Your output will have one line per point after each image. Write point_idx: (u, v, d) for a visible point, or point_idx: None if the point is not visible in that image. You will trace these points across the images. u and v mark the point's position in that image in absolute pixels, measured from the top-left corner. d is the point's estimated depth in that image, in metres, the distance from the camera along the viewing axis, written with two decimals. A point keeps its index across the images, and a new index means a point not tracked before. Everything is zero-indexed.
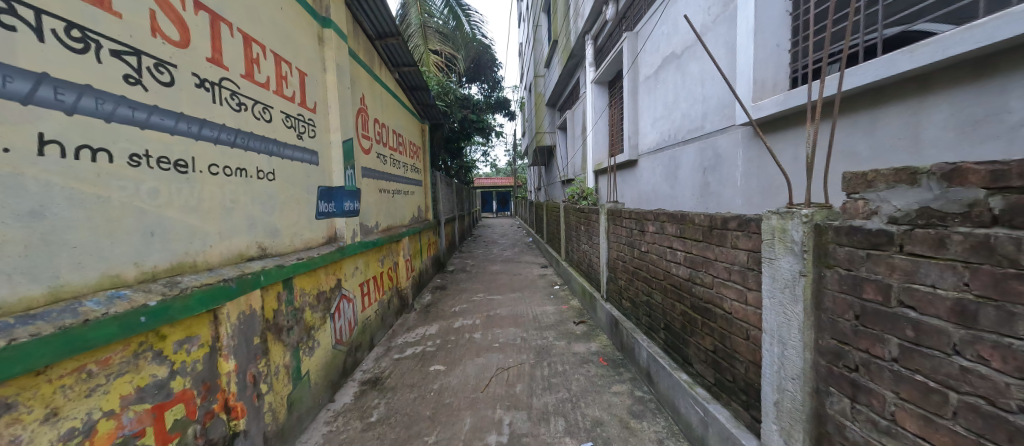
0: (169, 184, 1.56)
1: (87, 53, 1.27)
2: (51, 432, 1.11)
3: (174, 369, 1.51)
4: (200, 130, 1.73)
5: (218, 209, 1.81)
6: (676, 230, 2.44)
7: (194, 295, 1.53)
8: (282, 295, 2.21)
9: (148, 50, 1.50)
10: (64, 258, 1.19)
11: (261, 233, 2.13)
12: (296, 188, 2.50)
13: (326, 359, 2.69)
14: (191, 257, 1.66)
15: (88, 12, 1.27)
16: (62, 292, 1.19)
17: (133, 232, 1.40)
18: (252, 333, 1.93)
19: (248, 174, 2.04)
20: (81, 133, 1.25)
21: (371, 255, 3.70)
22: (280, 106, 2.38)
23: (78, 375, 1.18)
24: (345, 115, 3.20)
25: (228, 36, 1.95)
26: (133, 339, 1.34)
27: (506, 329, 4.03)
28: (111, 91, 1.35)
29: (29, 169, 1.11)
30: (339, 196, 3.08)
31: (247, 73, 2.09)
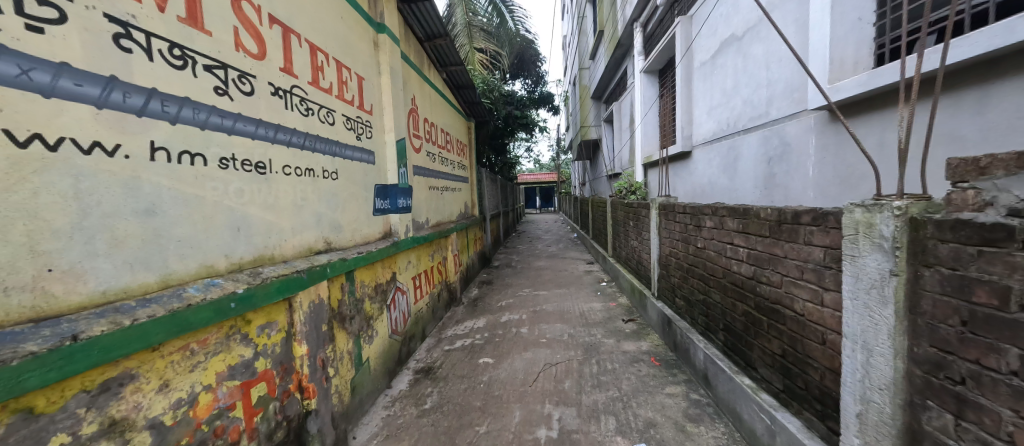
0: (251, 184, 1.72)
1: (185, 69, 1.44)
2: (164, 401, 1.28)
3: (258, 350, 1.68)
4: (275, 135, 1.89)
5: (291, 207, 1.98)
6: (738, 225, 2.29)
7: (273, 284, 1.69)
8: (345, 287, 2.37)
9: (233, 63, 1.66)
10: (171, 250, 1.36)
11: (327, 229, 2.30)
12: (356, 187, 2.67)
13: (383, 347, 2.85)
14: (269, 250, 1.83)
15: (184, 32, 1.44)
16: (170, 279, 1.36)
17: (222, 228, 1.57)
18: (321, 321, 2.10)
19: (315, 174, 2.20)
20: (182, 140, 1.41)
21: (422, 250, 3.86)
22: (342, 110, 2.54)
23: (184, 353, 1.35)
24: (398, 116, 3.35)
25: (297, 47, 2.11)
26: (225, 322, 1.51)
27: (553, 325, 4.02)
28: (205, 101, 1.52)
29: (144, 173, 1.28)
30: (394, 194, 3.24)
31: (314, 80, 2.25)
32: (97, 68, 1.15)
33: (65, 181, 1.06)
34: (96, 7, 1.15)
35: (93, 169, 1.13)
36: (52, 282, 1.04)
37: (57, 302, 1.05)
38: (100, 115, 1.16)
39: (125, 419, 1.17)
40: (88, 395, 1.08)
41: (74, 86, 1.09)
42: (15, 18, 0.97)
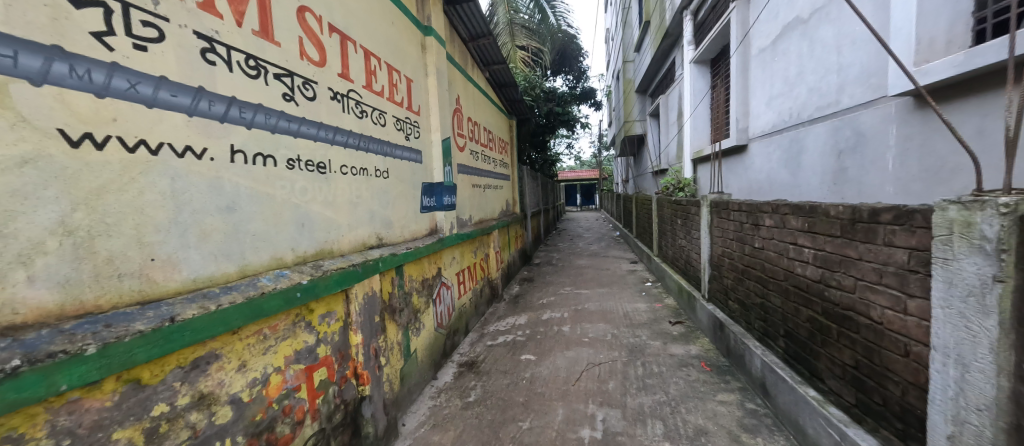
0: (313, 183, 1.86)
1: (259, 78, 1.58)
2: (242, 379, 1.42)
3: (320, 337, 1.82)
4: (334, 136, 2.02)
5: (347, 204, 2.11)
6: (802, 224, 2.12)
7: (332, 276, 1.82)
8: (395, 281, 2.49)
9: (298, 71, 1.80)
10: (247, 243, 1.50)
11: (379, 225, 2.42)
12: (404, 185, 2.78)
13: (429, 340, 2.96)
14: (329, 245, 1.96)
15: (258, 44, 1.58)
16: (247, 270, 1.51)
17: (289, 223, 1.71)
18: (374, 312, 2.22)
19: (369, 173, 2.33)
20: (256, 143, 1.55)
21: (466, 247, 3.96)
22: (392, 111, 2.65)
23: (258, 337, 1.49)
24: (444, 116, 3.45)
25: (353, 53, 2.24)
26: (292, 310, 1.65)
27: (595, 324, 3.96)
28: (275, 107, 1.65)
29: (226, 173, 1.42)
30: (439, 191, 3.34)
31: (368, 84, 2.37)
32: (188, 80, 1.30)
33: (163, 181, 1.20)
34: (187, 25, 1.29)
35: (185, 170, 1.27)
36: (154, 270, 1.18)
37: (158, 287, 1.19)
38: (191, 122, 1.30)
39: (212, 394, 1.31)
40: (183, 371, 1.22)
41: (170, 97, 1.24)
42: (125, 39, 1.12)
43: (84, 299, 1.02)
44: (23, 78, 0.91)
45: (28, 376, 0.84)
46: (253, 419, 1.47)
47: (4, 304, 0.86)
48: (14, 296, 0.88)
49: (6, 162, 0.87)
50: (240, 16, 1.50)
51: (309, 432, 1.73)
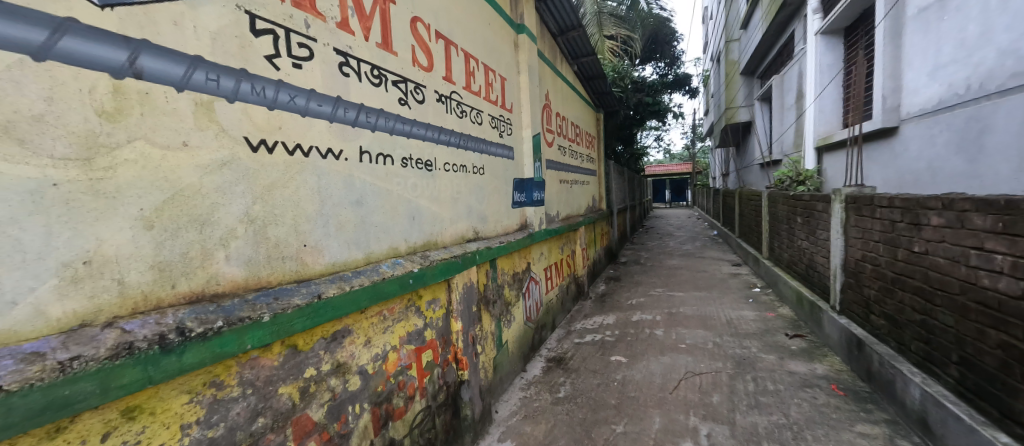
0: (422, 180, 2.02)
1: (381, 85, 1.76)
2: (367, 354, 1.61)
3: (427, 322, 1.98)
4: (439, 136, 2.17)
5: (449, 199, 2.26)
6: (992, 224, 1.67)
7: (438, 266, 1.96)
8: (490, 273, 2.60)
9: (411, 77, 1.96)
10: (372, 234, 1.70)
11: (476, 220, 2.54)
12: (498, 181, 2.88)
13: (519, 333, 3.03)
14: (435, 237, 2.12)
15: (380, 55, 1.76)
16: (372, 257, 1.70)
17: (403, 216, 1.88)
18: (471, 302, 2.34)
19: (467, 170, 2.46)
20: (378, 144, 1.73)
21: (553, 243, 3.97)
22: (488, 110, 2.76)
23: (379, 317, 1.68)
24: (534, 113, 3.49)
25: (456, 56, 2.37)
26: (405, 296, 1.82)
27: (693, 330, 3.66)
28: (393, 111, 1.83)
29: (356, 172, 1.61)
30: (529, 187, 3.39)
31: (467, 85, 2.50)
32: (330, 91, 1.50)
33: (312, 179, 1.41)
34: (329, 43, 1.49)
35: (327, 169, 1.48)
36: (306, 254, 1.40)
37: (309, 269, 1.41)
38: (331, 127, 1.50)
39: (346, 364, 1.51)
40: (326, 342, 1.42)
41: (317, 107, 1.44)
42: (287, 59, 1.33)
43: (261, 275, 1.24)
44: (222, 96, 1.13)
45: (227, 335, 1.05)
46: (375, 390, 1.65)
47: (213, 276, 1.10)
48: (218, 271, 1.11)
49: (213, 164, 1.10)
50: (367, 31, 1.69)
51: (418, 407, 1.89)
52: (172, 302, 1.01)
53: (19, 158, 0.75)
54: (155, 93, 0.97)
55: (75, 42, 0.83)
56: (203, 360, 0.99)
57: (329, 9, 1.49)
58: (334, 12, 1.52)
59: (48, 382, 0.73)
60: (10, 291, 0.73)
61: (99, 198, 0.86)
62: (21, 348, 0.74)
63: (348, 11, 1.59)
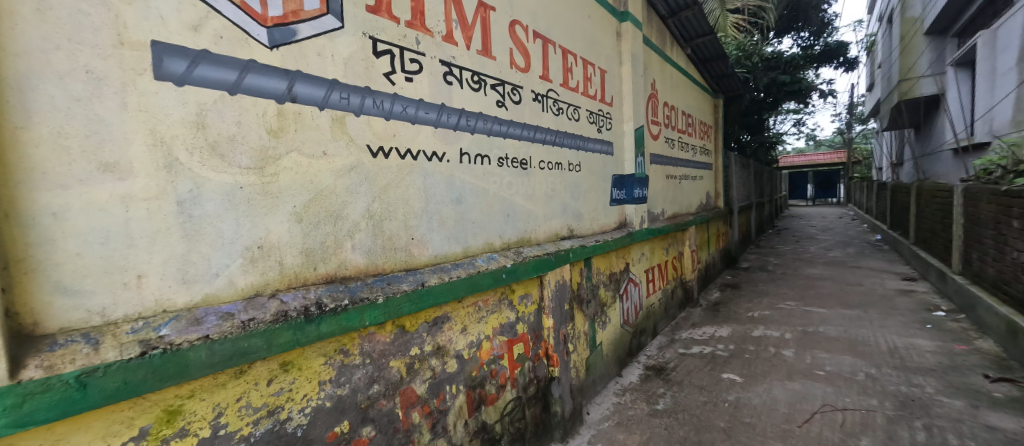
0: (517, 178, 2.08)
1: (481, 90, 1.87)
2: (463, 340, 1.74)
3: (519, 316, 2.04)
4: (534, 134, 2.20)
5: (544, 197, 2.28)
6: None
7: (530, 262, 2.01)
8: (584, 272, 2.54)
9: (508, 78, 2.03)
10: (470, 230, 1.82)
11: (571, 217, 2.52)
12: (595, 178, 2.79)
13: (615, 336, 2.90)
14: (528, 234, 2.17)
15: (480, 61, 1.86)
16: (470, 251, 1.82)
17: (499, 213, 1.97)
18: (564, 300, 2.32)
19: (563, 168, 2.44)
20: (477, 145, 1.84)
21: (656, 243, 3.68)
22: (586, 105, 2.69)
23: (474, 307, 1.80)
24: (638, 104, 3.27)
25: (553, 53, 2.37)
26: (498, 289, 1.91)
27: (838, 356, 2.98)
28: (491, 113, 1.92)
29: (457, 172, 1.74)
30: (630, 184, 3.21)
31: (565, 81, 2.47)
32: (436, 99, 1.65)
33: (419, 179, 1.58)
34: (435, 56, 1.64)
35: (432, 171, 1.63)
36: (413, 246, 1.57)
37: (416, 259, 1.58)
38: (436, 132, 1.65)
39: (444, 347, 1.66)
40: (428, 325, 1.59)
41: (425, 114, 1.60)
42: (401, 74, 1.51)
43: (379, 264, 1.44)
44: (351, 111, 1.34)
45: (352, 311, 1.25)
46: (470, 374, 1.78)
47: (344, 262, 1.33)
48: (347, 258, 1.34)
49: (344, 169, 1.32)
50: (468, 40, 1.80)
51: (509, 396, 1.97)
52: (314, 281, 1.25)
53: (220, 168, 1.03)
54: (304, 112, 1.21)
55: (254, 77, 1.09)
56: (334, 330, 1.20)
57: (436, 25, 1.64)
58: (440, 26, 1.66)
59: (234, 335, 0.98)
60: (215, 265, 1.02)
61: (268, 198, 1.12)
62: (219, 308, 1.02)
63: (452, 24, 1.72)
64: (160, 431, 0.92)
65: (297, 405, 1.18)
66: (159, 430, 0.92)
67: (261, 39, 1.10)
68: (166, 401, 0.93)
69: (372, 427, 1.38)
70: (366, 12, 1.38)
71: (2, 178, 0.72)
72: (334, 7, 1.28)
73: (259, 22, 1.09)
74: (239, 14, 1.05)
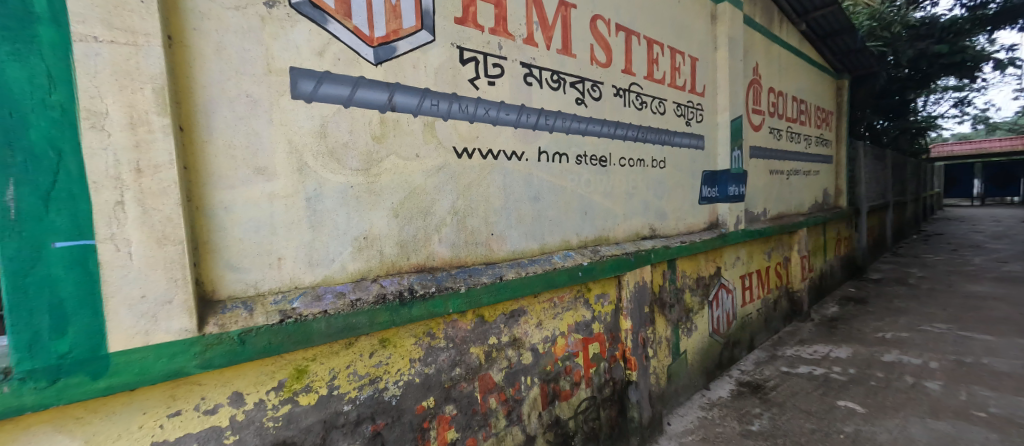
0: (596, 176, 2.05)
1: (560, 89, 1.88)
2: (538, 334, 1.79)
3: (595, 315, 2.02)
4: (615, 130, 2.13)
5: (624, 194, 2.20)
6: None
7: (608, 261, 1.97)
8: (667, 274, 2.40)
9: (588, 75, 2.01)
10: (547, 227, 1.85)
11: (653, 216, 2.39)
12: (682, 174, 2.60)
13: (702, 345, 2.68)
14: (606, 232, 2.12)
15: (560, 60, 1.88)
16: (546, 248, 1.85)
17: (576, 211, 1.97)
18: (644, 302, 2.22)
19: (646, 164, 2.33)
20: (555, 144, 1.86)
21: (755, 246, 3.29)
22: (673, 97, 2.52)
23: (550, 303, 1.83)
24: (735, 92, 2.95)
25: (637, 45, 2.27)
26: (574, 287, 1.91)
27: (1012, 397, 2.34)
28: (569, 111, 1.92)
29: (534, 170, 1.79)
30: (723, 180, 2.92)
31: (649, 73, 2.35)
32: (516, 100, 1.71)
33: (500, 178, 1.66)
34: (517, 59, 1.70)
35: (511, 169, 1.70)
36: (493, 241, 1.66)
37: (495, 254, 1.67)
38: (516, 132, 1.71)
39: (520, 339, 1.72)
40: (505, 317, 1.67)
41: (506, 116, 1.67)
42: (484, 79, 1.60)
43: (462, 257, 1.56)
44: (440, 117, 1.47)
45: (438, 298, 1.38)
46: (545, 368, 1.82)
47: (432, 254, 1.47)
48: (434, 251, 1.47)
49: (433, 169, 1.45)
50: (549, 40, 1.83)
51: (584, 395, 1.96)
52: (407, 270, 1.40)
53: (336, 170, 1.22)
54: (401, 119, 1.36)
55: (363, 92, 1.27)
56: (423, 314, 1.34)
57: (518, 29, 1.70)
58: (522, 29, 1.72)
59: (345, 312, 1.16)
60: (332, 252, 1.22)
61: (372, 195, 1.30)
62: (334, 288, 1.21)
63: (533, 26, 1.76)
64: (292, 385, 1.13)
65: (393, 378, 1.34)
66: (291, 385, 1.13)
67: (368, 58, 1.27)
68: (296, 361, 1.14)
69: (453, 406, 1.51)
70: (454, 24, 1.50)
71: (194, 183, 0.97)
72: (427, 22, 1.41)
73: (367, 43, 1.27)
74: (352, 38, 1.23)
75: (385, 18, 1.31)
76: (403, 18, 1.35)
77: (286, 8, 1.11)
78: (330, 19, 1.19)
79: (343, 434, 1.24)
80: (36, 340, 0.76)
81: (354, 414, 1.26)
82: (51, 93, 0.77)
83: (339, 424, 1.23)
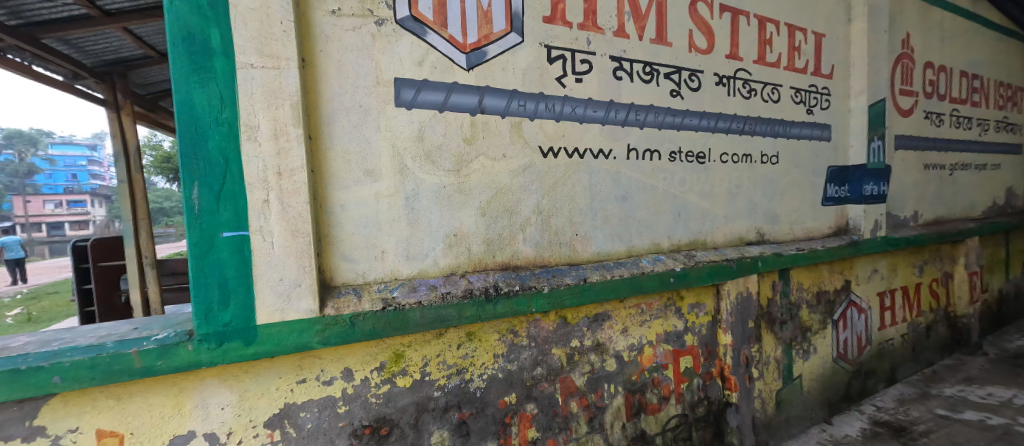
0: (692, 173, 1.87)
1: (653, 81, 1.75)
2: (623, 341, 1.70)
3: (688, 325, 1.86)
4: (716, 124, 1.92)
5: (725, 194, 1.97)
6: None
7: (704, 268, 1.79)
8: (777, 285, 2.09)
9: (686, 64, 1.84)
10: (635, 228, 1.75)
11: (761, 218, 2.10)
12: (800, 171, 2.24)
13: (822, 371, 2.29)
14: (703, 236, 1.93)
15: (654, 51, 1.75)
16: (633, 251, 1.75)
17: (669, 212, 1.82)
18: (748, 316, 1.96)
19: (753, 160, 2.06)
20: (646, 140, 1.74)
21: (900, 257, 2.69)
22: (790, 82, 2.18)
23: (637, 309, 1.72)
24: (876, 70, 2.44)
25: (745, 26, 2.01)
26: (664, 293, 1.78)
27: None
28: (663, 105, 1.78)
29: (622, 168, 1.70)
30: (854, 178, 2.46)
31: (760, 56, 2.07)
32: (605, 96, 1.64)
33: (586, 177, 1.61)
34: (606, 53, 1.64)
35: (598, 168, 1.64)
36: (578, 242, 1.62)
37: (579, 255, 1.63)
38: (604, 129, 1.64)
39: (604, 344, 1.65)
40: (589, 321, 1.62)
41: (593, 113, 1.61)
42: (571, 76, 1.57)
43: (546, 256, 1.55)
44: (527, 117, 1.48)
45: (522, 297, 1.38)
46: (630, 378, 1.72)
47: (517, 253, 1.49)
48: (519, 250, 1.49)
49: (520, 169, 1.47)
50: (642, 30, 1.72)
51: (673, 411, 1.81)
52: (493, 267, 1.44)
53: (432, 171, 1.31)
54: (490, 121, 1.40)
55: (456, 97, 1.33)
56: (507, 312, 1.36)
57: (608, 21, 1.63)
58: (612, 22, 1.64)
59: (437, 304, 1.24)
60: (426, 248, 1.31)
61: (463, 195, 1.36)
62: (428, 281, 1.30)
63: (624, 17, 1.67)
64: (391, 368, 1.24)
65: (478, 370, 1.39)
66: (390, 367, 1.24)
67: (461, 64, 1.33)
68: (395, 346, 1.25)
69: (535, 405, 1.51)
70: (543, 23, 1.49)
71: (320, 184, 1.13)
72: (516, 24, 1.44)
73: (461, 50, 1.33)
74: (447, 46, 1.30)
75: (477, 24, 1.36)
76: (494, 23, 1.40)
77: (393, 24, 1.22)
78: (428, 31, 1.28)
79: (433, 418, 1.32)
80: (210, 310, 0.95)
81: (442, 401, 1.34)
82: (222, 113, 0.95)
83: (430, 408, 1.32)
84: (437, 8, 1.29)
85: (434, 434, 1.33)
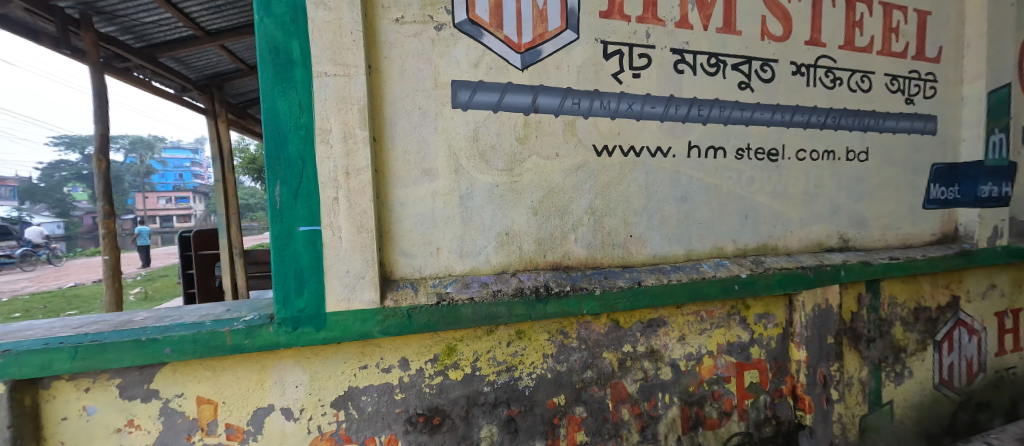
0: (762, 172, 1.72)
1: (719, 73, 1.63)
2: (680, 349, 1.61)
3: (754, 337, 1.72)
4: (792, 117, 1.75)
5: (802, 195, 1.79)
6: None
7: (775, 276, 1.64)
8: (864, 298, 1.86)
9: (757, 53, 1.69)
10: (695, 230, 1.65)
11: (845, 222, 1.88)
12: (895, 169, 1.97)
13: (920, 399, 1.99)
14: (774, 240, 1.76)
15: (720, 41, 1.63)
16: (693, 254, 1.65)
17: (734, 214, 1.69)
18: (827, 331, 1.77)
19: (836, 156, 1.84)
20: (709, 136, 1.63)
21: None
22: (884, 67, 1.92)
23: (696, 317, 1.63)
24: (998, 51, 2.07)
25: (830, 7, 1.81)
26: (728, 302, 1.66)
27: None
28: (729, 98, 1.65)
29: (683, 167, 1.60)
30: (965, 177, 2.13)
31: (847, 40, 1.85)
32: (664, 91, 1.56)
33: (642, 176, 1.55)
34: (667, 46, 1.56)
35: (656, 167, 1.56)
36: (632, 243, 1.56)
37: (634, 257, 1.56)
38: (663, 126, 1.56)
39: (659, 352, 1.58)
40: (643, 326, 1.55)
41: (651, 109, 1.54)
42: (629, 72, 1.51)
43: (598, 257, 1.51)
44: (580, 115, 1.45)
45: (573, 298, 1.36)
46: (687, 389, 1.62)
47: (569, 254, 1.47)
48: (571, 249, 1.47)
49: (573, 168, 1.45)
50: (707, 20, 1.61)
51: (735, 429, 1.69)
52: (544, 267, 1.43)
53: (485, 171, 1.33)
54: (544, 120, 1.40)
55: (511, 97, 1.34)
56: (558, 312, 1.34)
57: (669, 12, 1.55)
58: (674, 12, 1.56)
59: (489, 301, 1.25)
60: (479, 246, 1.34)
61: (516, 194, 1.37)
62: (480, 278, 1.33)
63: (688, 6, 1.58)
64: (444, 360, 1.29)
65: (527, 369, 1.40)
66: (443, 359, 1.29)
67: (515, 64, 1.34)
68: (449, 340, 1.29)
69: (584, 409, 1.48)
70: (599, 18, 1.45)
71: (383, 183, 1.20)
72: (572, 21, 1.42)
73: (515, 50, 1.34)
74: (502, 47, 1.32)
75: (532, 24, 1.36)
76: (549, 21, 1.39)
77: (451, 28, 1.26)
78: (484, 33, 1.30)
79: (482, 412, 1.35)
80: (288, 297, 1.06)
81: (492, 396, 1.36)
82: (301, 118, 1.05)
83: (479, 402, 1.34)
84: (493, 10, 1.31)
85: (483, 428, 1.35)
